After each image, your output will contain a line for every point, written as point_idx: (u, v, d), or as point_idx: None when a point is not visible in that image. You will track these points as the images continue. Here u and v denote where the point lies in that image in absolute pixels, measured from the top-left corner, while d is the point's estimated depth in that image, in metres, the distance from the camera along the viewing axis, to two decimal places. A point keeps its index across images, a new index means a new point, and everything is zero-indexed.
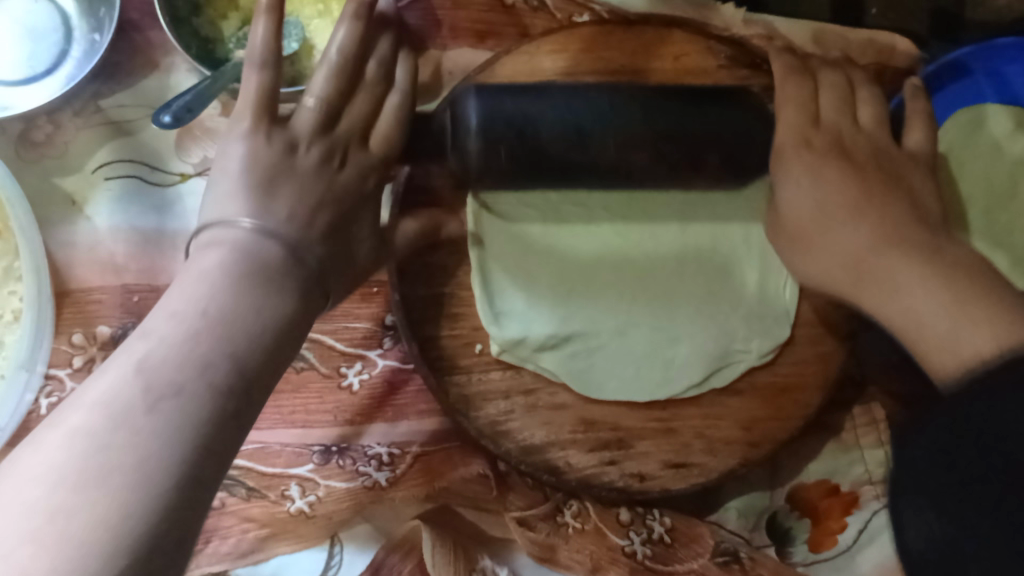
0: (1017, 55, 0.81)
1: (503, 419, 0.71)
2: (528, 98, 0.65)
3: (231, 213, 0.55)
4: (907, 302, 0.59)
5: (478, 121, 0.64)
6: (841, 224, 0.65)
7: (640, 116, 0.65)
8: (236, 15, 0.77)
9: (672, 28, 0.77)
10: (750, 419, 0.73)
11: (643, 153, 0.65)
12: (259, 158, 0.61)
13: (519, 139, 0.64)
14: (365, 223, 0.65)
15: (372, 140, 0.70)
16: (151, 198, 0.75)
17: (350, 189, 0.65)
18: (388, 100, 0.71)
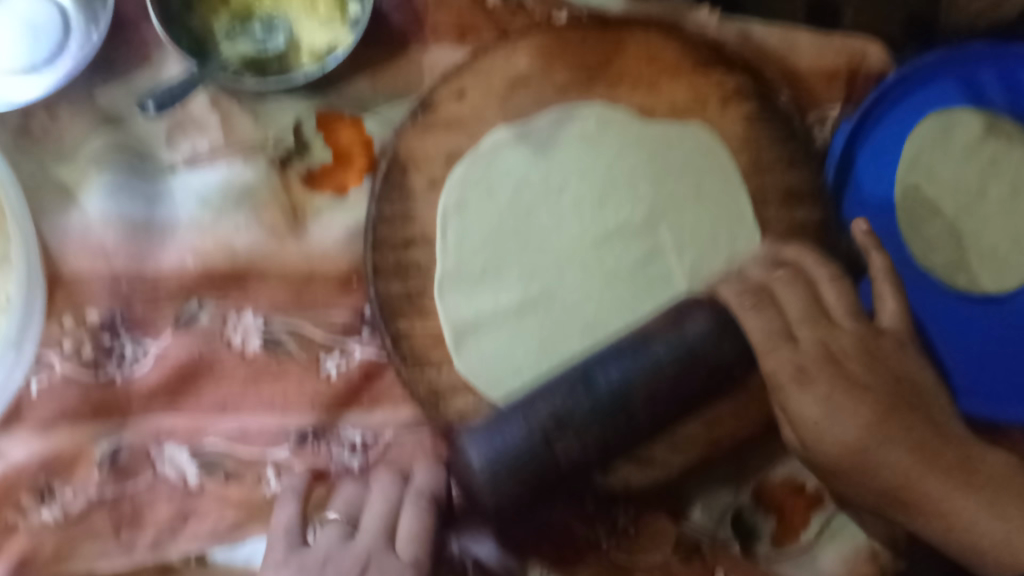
0: (983, 60, 0.85)
1: (469, 412, 0.74)
2: (508, 430, 0.62)
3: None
4: (917, 464, 0.65)
5: (481, 468, 0.62)
6: (815, 404, 0.66)
7: (594, 409, 0.62)
8: (225, 12, 0.79)
9: (646, 27, 0.79)
10: (715, 418, 0.75)
11: (633, 426, 0.63)
12: (278, 529, 0.69)
13: (511, 485, 0.62)
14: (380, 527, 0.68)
15: (398, 543, 0.67)
16: (141, 188, 0.78)
17: (361, 572, 0.65)
18: (412, 506, 0.69)
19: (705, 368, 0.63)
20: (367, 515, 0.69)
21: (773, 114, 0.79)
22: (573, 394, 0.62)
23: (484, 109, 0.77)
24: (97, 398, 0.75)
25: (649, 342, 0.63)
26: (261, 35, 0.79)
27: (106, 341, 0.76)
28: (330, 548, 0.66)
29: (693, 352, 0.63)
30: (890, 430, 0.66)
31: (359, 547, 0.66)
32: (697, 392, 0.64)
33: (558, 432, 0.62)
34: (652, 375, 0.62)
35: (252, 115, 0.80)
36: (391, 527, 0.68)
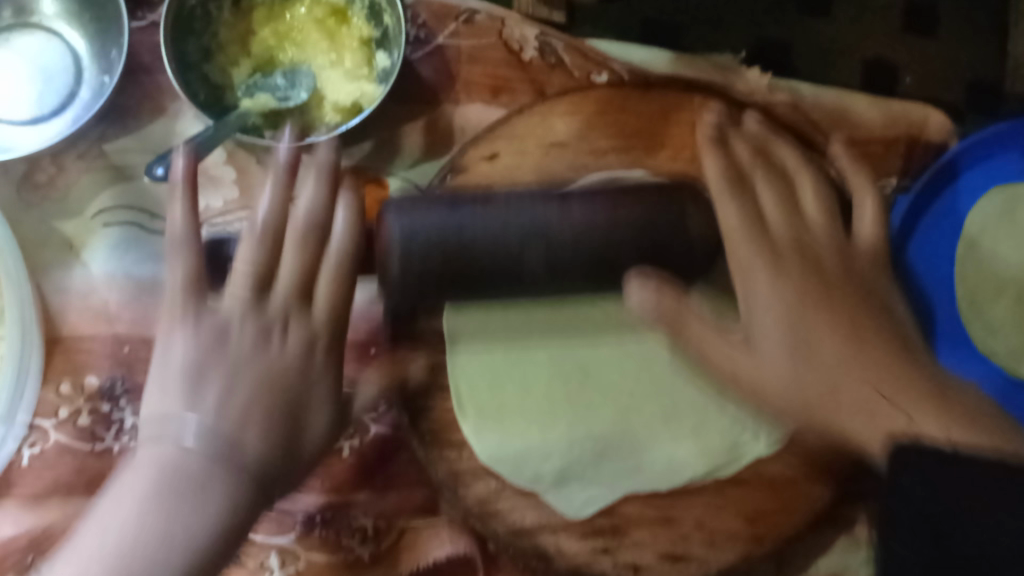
0: None
1: (492, 498, 0.69)
2: (441, 210, 0.63)
3: (172, 411, 0.55)
4: (883, 379, 0.58)
5: (399, 240, 0.62)
6: (775, 325, 0.63)
7: (541, 254, 0.62)
8: (247, 62, 0.76)
9: (693, 92, 0.74)
10: (755, 511, 0.71)
11: (536, 276, 0.63)
12: (173, 243, 0.61)
13: (438, 258, 0.62)
14: (294, 278, 0.63)
15: (314, 305, 0.64)
16: (149, 245, 0.73)
17: (295, 368, 0.61)
18: (330, 261, 0.64)
19: (654, 234, 0.63)
20: (282, 267, 0.63)
21: (826, 185, 0.73)
22: (544, 208, 0.63)
23: (517, 172, 0.72)
24: (92, 471, 0.69)
25: (628, 193, 0.64)
26: (283, 86, 0.75)
27: (105, 410, 0.71)
28: (241, 309, 0.61)
29: (645, 219, 0.63)
30: (848, 353, 0.60)
31: (275, 309, 0.62)
32: (655, 235, 0.63)
33: (507, 217, 0.63)
34: (591, 228, 0.63)
35: (270, 170, 0.75)
36: (308, 290, 0.64)
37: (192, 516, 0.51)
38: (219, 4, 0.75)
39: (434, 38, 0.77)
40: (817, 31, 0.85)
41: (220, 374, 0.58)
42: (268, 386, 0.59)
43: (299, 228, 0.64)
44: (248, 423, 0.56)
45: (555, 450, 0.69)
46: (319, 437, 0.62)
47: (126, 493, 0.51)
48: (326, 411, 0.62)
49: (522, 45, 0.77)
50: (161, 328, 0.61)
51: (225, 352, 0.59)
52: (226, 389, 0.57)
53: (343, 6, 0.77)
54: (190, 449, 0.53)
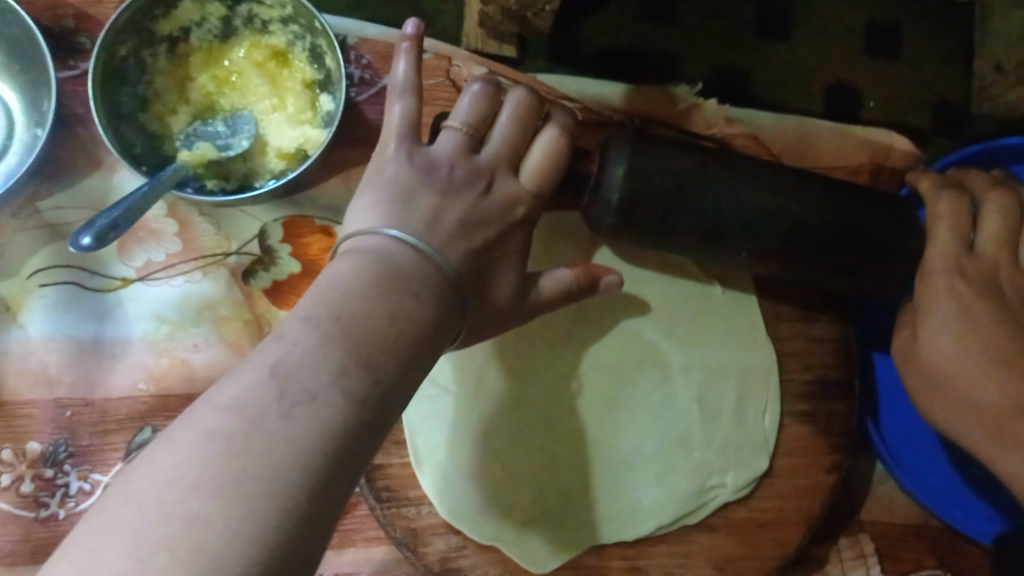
0: (1019, 153, 0.79)
1: (452, 555, 0.66)
2: (662, 151, 0.60)
3: (221, 422, 0.39)
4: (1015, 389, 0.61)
5: (614, 186, 0.59)
6: (948, 331, 0.63)
7: (788, 231, 0.60)
8: (186, 110, 0.74)
9: (647, 129, 0.72)
10: (724, 558, 0.68)
11: (785, 228, 0.60)
12: (395, 91, 0.61)
13: (660, 202, 0.59)
14: (509, 144, 0.62)
15: (523, 173, 0.62)
16: (90, 303, 0.72)
17: (496, 216, 0.59)
18: (546, 139, 0.62)
19: (876, 226, 0.61)
20: (495, 126, 0.62)
21: None
22: (801, 201, 0.61)
23: None
24: (38, 539, 0.68)
25: (860, 207, 0.61)
26: (223, 133, 0.73)
27: (49, 475, 0.69)
28: (452, 154, 0.60)
29: (863, 223, 0.61)
30: (1005, 373, 0.62)
31: (483, 164, 0.61)
32: (876, 231, 0.61)
33: (714, 198, 0.60)
34: (787, 211, 0.60)
35: (214, 221, 0.73)
36: (518, 154, 0.62)
37: (312, 424, 0.40)
38: (153, 51, 0.73)
39: (379, 79, 0.75)
40: (774, 56, 0.84)
41: (432, 197, 0.57)
42: (466, 233, 0.56)
43: (498, 129, 0.62)
44: (417, 300, 0.49)
45: (517, 503, 0.67)
46: (507, 297, 0.59)
47: (263, 364, 0.42)
48: (513, 271, 0.59)
49: (470, 84, 0.75)
50: (381, 148, 0.61)
51: (428, 176, 0.58)
52: (438, 206, 0.56)
53: (284, 48, 0.75)
54: (350, 323, 0.45)
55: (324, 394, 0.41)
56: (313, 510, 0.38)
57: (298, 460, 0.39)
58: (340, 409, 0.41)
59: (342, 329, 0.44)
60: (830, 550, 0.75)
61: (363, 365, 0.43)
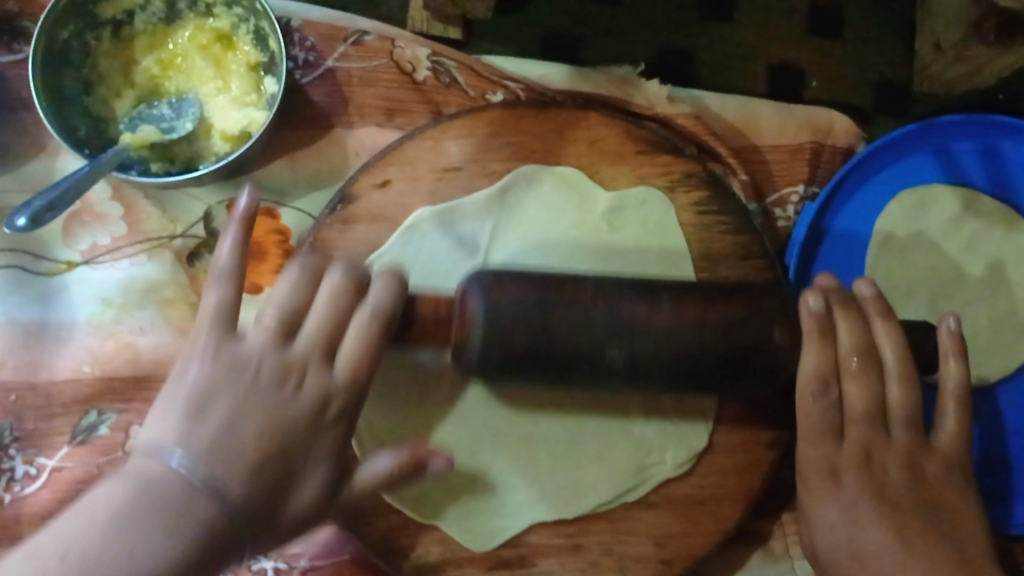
0: (955, 132, 0.82)
1: (395, 534, 0.66)
2: (513, 292, 0.59)
3: (161, 441, 0.48)
4: (879, 516, 0.61)
5: (482, 313, 0.58)
6: (830, 507, 0.62)
7: (629, 368, 0.58)
8: (131, 94, 0.73)
9: (587, 109, 0.72)
10: (664, 533, 0.69)
11: (663, 372, 0.59)
12: (206, 313, 0.57)
13: (515, 357, 0.58)
14: (322, 333, 0.58)
15: (336, 361, 0.58)
16: (35, 287, 0.72)
17: (305, 420, 0.54)
18: (366, 309, 0.59)
19: (760, 353, 0.58)
20: (310, 318, 0.58)
21: (726, 201, 0.72)
22: (666, 326, 0.58)
23: (411, 199, 0.70)
24: None
25: (742, 366, 0.58)
26: (168, 116, 0.72)
27: None
28: (263, 350, 0.55)
29: (751, 333, 0.58)
30: (876, 523, 0.60)
31: (295, 356, 0.56)
32: (760, 357, 0.58)
33: (584, 318, 0.58)
34: (663, 342, 0.58)
35: (159, 204, 0.73)
36: (337, 330, 0.58)
37: (255, 434, 0.51)
38: (96, 35, 0.73)
39: (323, 60, 0.75)
40: (718, 36, 0.85)
41: (258, 340, 0.56)
42: (289, 314, 0.58)
43: (317, 311, 0.58)
44: (275, 329, 0.57)
45: (458, 482, 0.67)
46: (318, 496, 0.54)
47: (183, 388, 0.52)
48: (359, 357, 0.58)
49: (415, 65, 0.76)
50: (183, 354, 0.56)
51: (242, 386, 0.53)
52: (280, 313, 0.58)
53: (228, 31, 0.75)
54: (247, 364, 0.54)
55: (224, 441, 0.49)
56: (230, 530, 0.47)
57: (194, 526, 0.44)
58: (271, 434, 0.52)
59: (234, 369, 0.53)
60: (772, 525, 0.75)
61: (247, 403, 0.52)
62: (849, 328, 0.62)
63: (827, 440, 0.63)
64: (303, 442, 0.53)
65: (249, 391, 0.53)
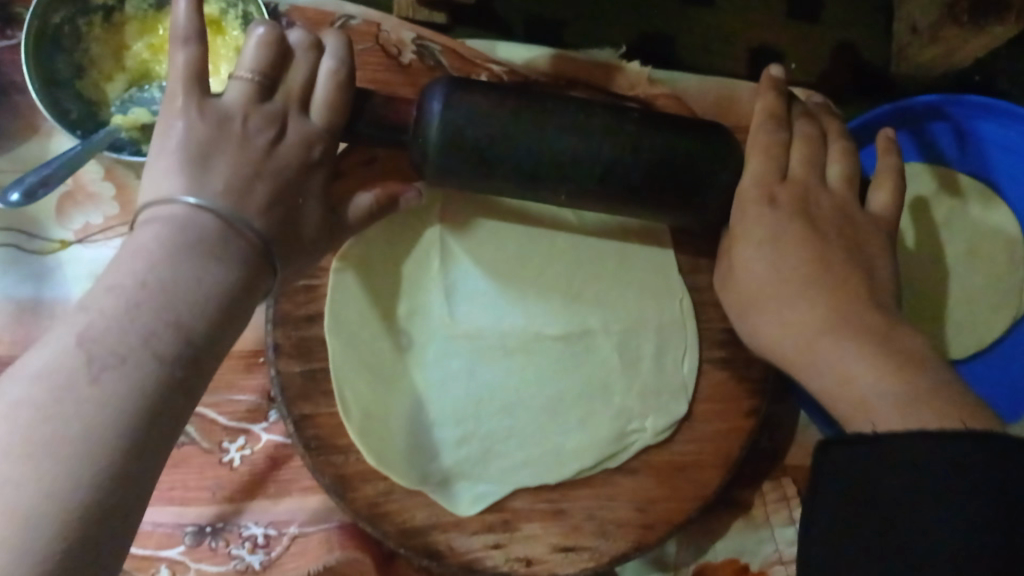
0: (935, 110, 0.82)
1: (382, 499, 0.68)
2: (479, 99, 0.60)
3: (171, 193, 0.52)
4: (825, 315, 0.61)
5: (438, 113, 0.59)
6: (761, 252, 0.65)
7: (598, 177, 0.62)
8: (122, 77, 0.76)
9: (568, 89, 0.75)
10: (646, 498, 0.71)
11: (593, 177, 0.62)
12: (176, 38, 0.58)
13: (466, 149, 0.60)
14: (306, 86, 0.62)
15: (313, 107, 0.62)
16: (29, 265, 0.73)
17: (295, 163, 0.60)
18: (330, 71, 0.62)
19: (699, 152, 0.64)
20: (291, 73, 0.61)
21: None
22: (602, 131, 0.62)
23: None
24: None
25: (693, 154, 0.63)
26: (158, 99, 0.75)
27: None
28: (245, 104, 0.58)
29: (692, 154, 0.63)
30: (815, 300, 0.62)
31: (275, 105, 0.60)
32: (699, 162, 0.63)
33: (546, 136, 0.61)
34: (623, 142, 0.62)
35: None
36: (306, 94, 0.62)
37: (196, 276, 0.49)
38: (88, 21, 0.75)
39: (311, 44, 0.77)
40: (696, 21, 0.87)
41: (231, 148, 0.56)
42: (267, 173, 0.57)
43: (296, 48, 0.63)
44: (254, 189, 0.56)
45: (442, 447, 0.70)
46: (319, 219, 0.61)
47: (135, 245, 0.49)
48: (315, 199, 0.60)
49: (400, 49, 0.77)
50: (161, 116, 0.58)
51: (224, 151, 0.56)
52: (235, 164, 0.56)
53: (217, 16, 0.77)
54: (197, 205, 0.52)
55: (194, 245, 0.50)
56: (165, 399, 0.45)
57: (124, 406, 0.43)
58: (219, 269, 0.50)
59: (191, 214, 0.51)
60: (753, 492, 0.77)
61: (210, 258, 0.50)
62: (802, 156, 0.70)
63: (762, 182, 0.66)
64: (296, 173, 0.59)
65: (241, 143, 0.57)
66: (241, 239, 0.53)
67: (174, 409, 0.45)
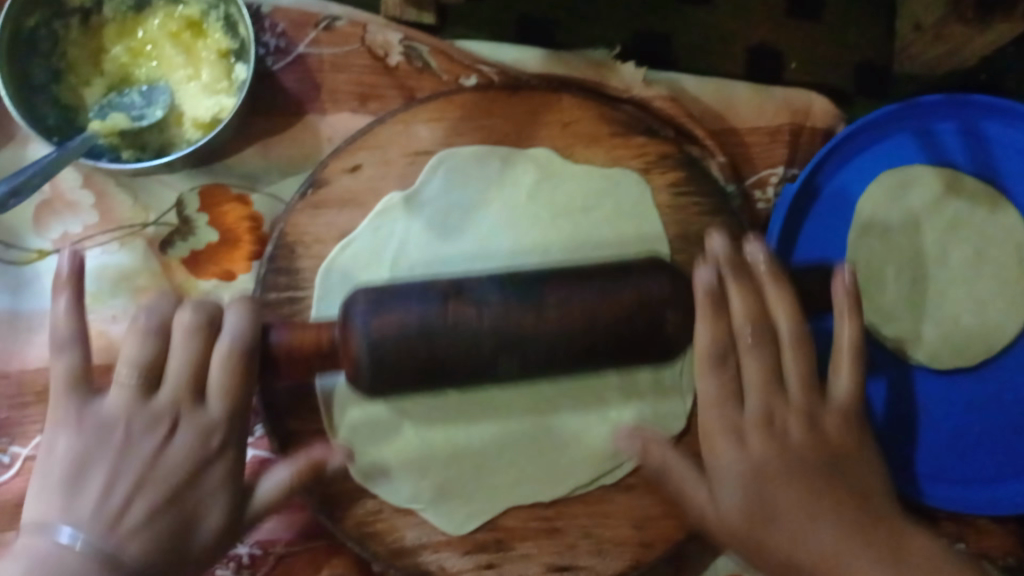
0: (940, 112, 0.80)
1: (370, 519, 0.66)
2: (412, 306, 0.54)
3: (48, 518, 0.52)
4: (811, 525, 0.57)
5: (363, 335, 0.54)
6: (737, 488, 0.60)
7: (522, 368, 0.56)
8: (100, 82, 0.73)
9: (561, 92, 0.72)
10: (644, 516, 0.69)
11: (550, 363, 0.56)
12: (59, 284, 0.56)
13: (392, 361, 0.54)
14: (184, 369, 0.56)
15: (208, 397, 0.57)
16: (6, 276, 0.71)
17: (187, 464, 0.56)
18: (220, 354, 0.56)
19: (642, 338, 0.56)
20: (172, 356, 0.57)
21: (700, 181, 0.71)
22: (539, 279, 0.57)
23: (382, 183, 0.70)
24: None
25: (625, 286, 0.56)
26: (138, 104, 0.72)
27: None
28: (126, 411, 0.55)
29: (632, 333, 0.56)
30: (823, 518, 0.57)
31: (162, 404, 0.56)
32: (635, 338, 0.56)
33: (457, 286, 0.56)
34: (554, 348, 0.55)
35: (131, 193, 0.73)
36: (199, 379, 0.57)
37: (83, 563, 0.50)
38: (65, 23, 0.73)
39: (294, 47, 0.75)
40: (694, 21, 0.85)
41: (115, 453, 0.55)
42: (151, 482, 0.55)
43: (175, 351, 0.57)
44: (136, 518, 0.53)
45: (434, 464, 0.67)
46: (222, 524, 0.56)
47: None
48: (223, 497, 0.57)
49: (387, 50, 0.75)
50: (48, 424, 0.57)
51: (108, 456, 0.55)
52: (115, 478, 0.54)
53: (198, 17, 0.74)
54: (71, 546, 0.51)
55: None
56: None
57: None
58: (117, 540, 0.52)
59: (63, 556, 0.50)
60: None
61: None
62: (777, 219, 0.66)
63: (724, 413, 0.62)
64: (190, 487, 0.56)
65: (117, 451, 0.55)
66: (140, 499, 0.54)
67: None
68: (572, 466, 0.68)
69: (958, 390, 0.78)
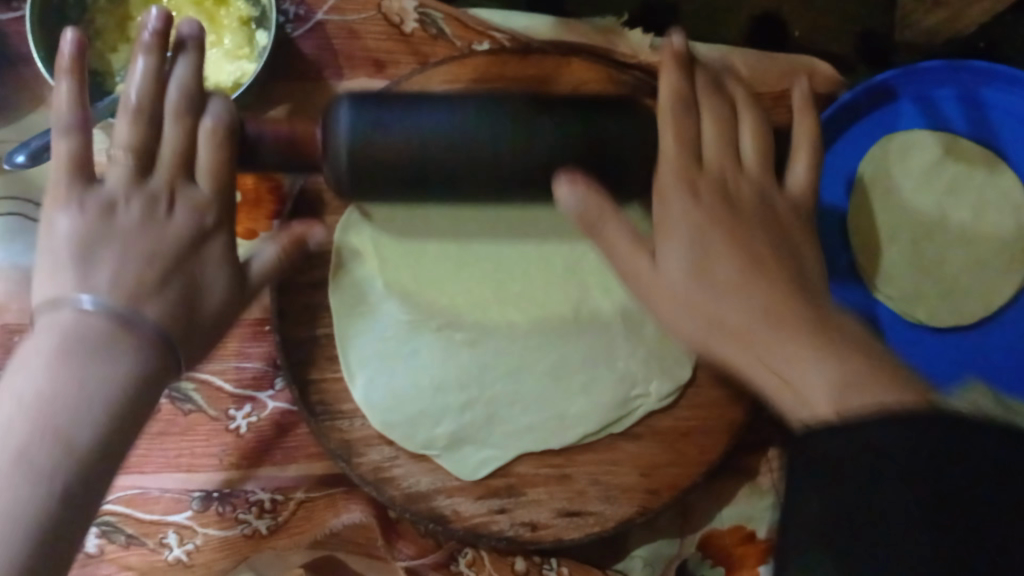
0: (936, 78, 0.83)
1: (386, 465, 0.69)
2: (398, 111, 0.60)
3: (62, 293, 0.50)
4: (762, 308, 0.53)
5: (346, 129, 0.59)
6: (684, 246, 0.56)
7: (467, 159, 0.59)
8: (126, 48, 0.76)
9: (570, 55, 0.75)
10: (651, 464, 0.71)
11: (518, 180, 0.60)
12: (59, 124, 0.55)
13: (372, 168, 0.59)
14: (177, 141, 0.57)
15: (198, 176, 0.58)
16: (35, 233, 0.74)
17: (185, 240, 0.55)
18: (206, 132, 0.58)
19: (625, 137, 0.61)
20: (164, 143, 0.57)
21: None
22: (483, 122, 0.60)
23: None
24: None
25: (597, 127, 0.61)
26: None
27: None
28: (126, 187, 0.55)
29: (607, 135, 0.61)
30: (756, 310, 0.53)
31: (157, 184, 0.56)
32: (617, 142, 0.61)
33: (433, 123, 0.59)
34: (499, 157, 0.59)
35: None
36: (190, 160, 0.58)
37: (75, 384, 0.46)
38: None
39: (313, 14, 0.78)
40: None
41: (127, 229, 0.53)
42: (160, 255, 0.53)
43: (177, 113, 0.58)
44: (143, 284, 0.51)
45: (446, 412, 0.69)
46: (223, 300, 0.56)
47: (27, 379, 0.46)
48: (223, 274, 0.56)
49: (402, 17, 0.78)
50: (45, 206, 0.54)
51: (123, 234, 0.53)
52: (123, 256, 0.52)
53: None
54: (85, 313, 0.49)
55: (79, 384, 0.46)
56: (94, 475, 0.46)
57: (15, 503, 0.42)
58: (127, 355, 0.48)
59: (79, 322, 0.48)
60: (758, 460, 0.76)
61: (95, 359, 0.47)
62: (751, 129, 0.63)
63: (683, 147, 0.60)
64: (190, 252, 0.54)
65: (125, 231, 0.53)
66: (132, 333, 0.49)
67: (125, 452, 0.48)
68: (580, 413, 0.70)
69: (965, 344, 0.79)
